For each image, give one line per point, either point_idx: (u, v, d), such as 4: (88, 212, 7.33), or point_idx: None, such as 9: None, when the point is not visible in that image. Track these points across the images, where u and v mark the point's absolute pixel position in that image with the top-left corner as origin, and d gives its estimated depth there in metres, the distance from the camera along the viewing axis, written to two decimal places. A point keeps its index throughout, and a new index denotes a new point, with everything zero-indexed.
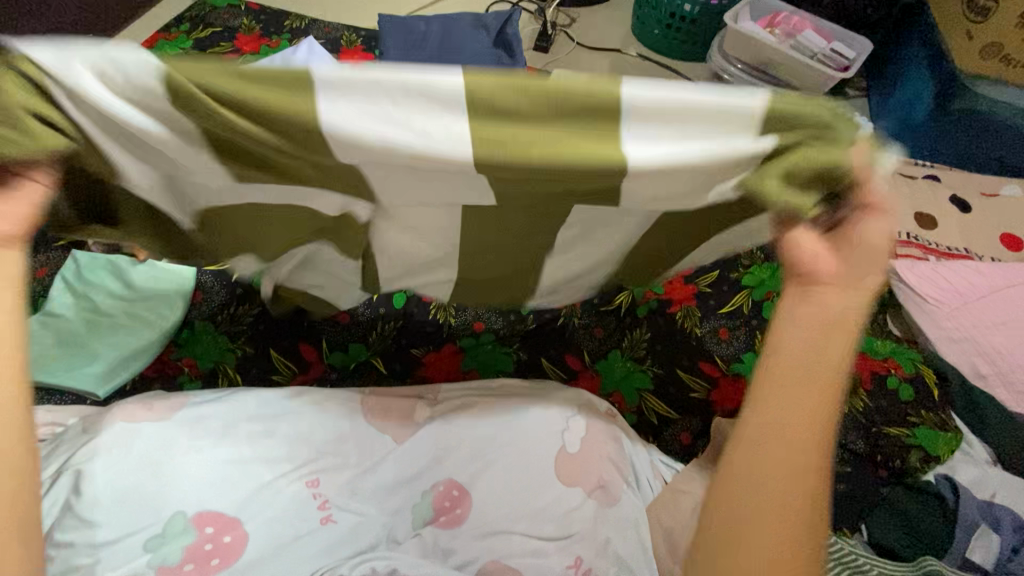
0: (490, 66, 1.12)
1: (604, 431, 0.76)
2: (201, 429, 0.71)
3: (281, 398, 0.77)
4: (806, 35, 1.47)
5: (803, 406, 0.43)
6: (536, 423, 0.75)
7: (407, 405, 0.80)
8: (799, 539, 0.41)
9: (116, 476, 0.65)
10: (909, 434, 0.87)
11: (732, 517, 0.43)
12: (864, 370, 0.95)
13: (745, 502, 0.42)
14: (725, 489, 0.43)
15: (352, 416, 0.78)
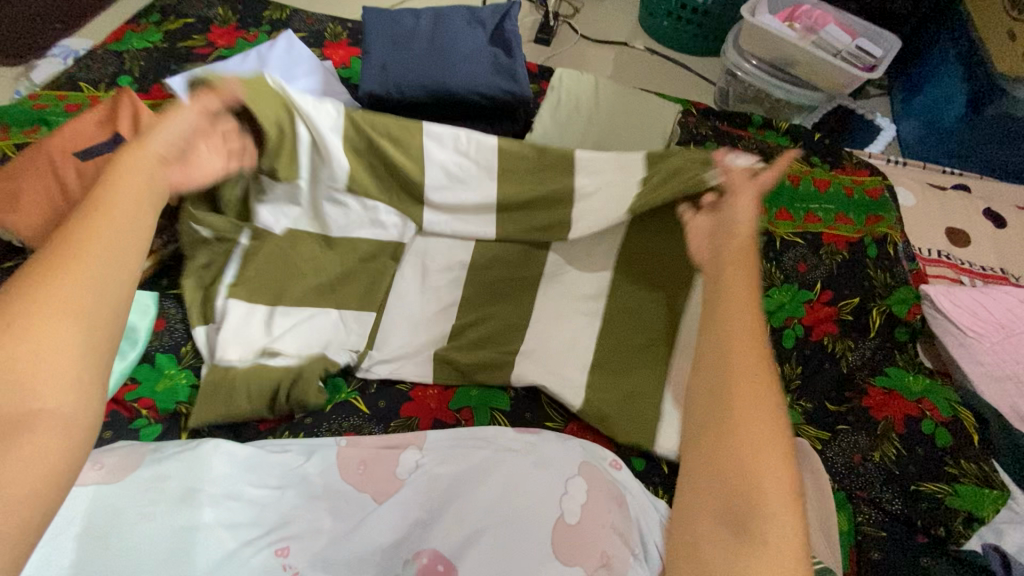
0: (486, 66, 1.02)
1: (609, 492, 0.68)
2: (159, 491, 0.62)
3: (249, 453, 0.70)
4: (828, 31, 1.36)
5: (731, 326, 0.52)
6: (532, 486, 0.66)
7: (390, 457, 0.73)
8: (789, 469, 0.45)
9: (54, 552, 0.55)
10: (949, 491, 0.78)
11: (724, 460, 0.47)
12: (895, 414, 0.87)
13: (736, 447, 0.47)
14: (698, 401, 0.51)
15: (326, 473, 0.71)
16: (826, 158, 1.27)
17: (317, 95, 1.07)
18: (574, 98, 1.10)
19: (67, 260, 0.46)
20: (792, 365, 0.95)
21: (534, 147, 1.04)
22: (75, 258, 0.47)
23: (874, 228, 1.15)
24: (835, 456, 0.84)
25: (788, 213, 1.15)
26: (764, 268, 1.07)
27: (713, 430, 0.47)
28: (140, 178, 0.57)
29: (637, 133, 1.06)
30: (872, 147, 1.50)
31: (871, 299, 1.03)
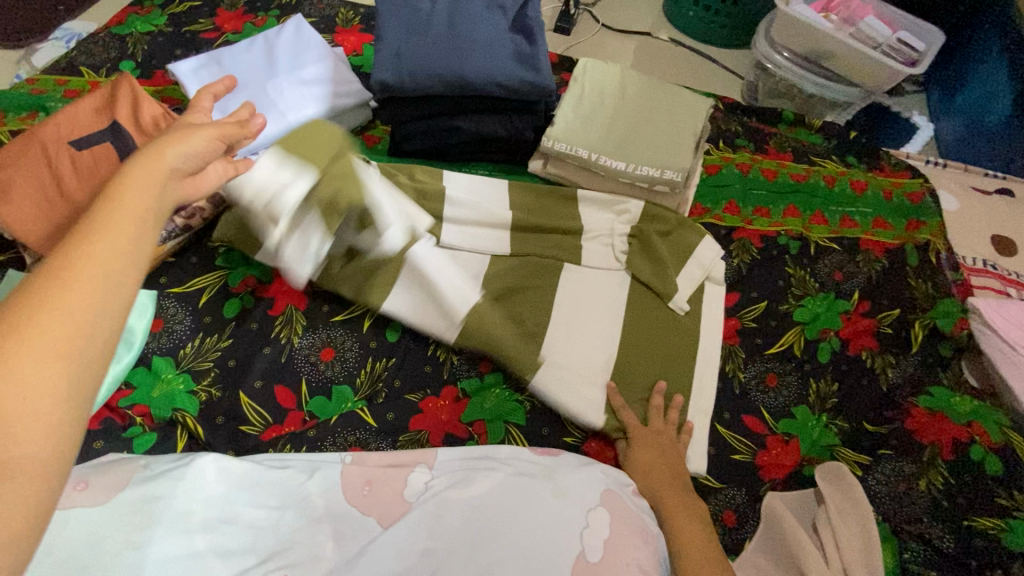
0: (507, 55, 0.95)
1: (634, 525, 0.63)
2: (146, 515, 0.57)
3: (244, 472, 0.68)
4: (868, 22, 1.28)
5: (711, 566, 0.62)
6: (549, 515, 0.61)
7: (398, 477, 0.71)
8: None
9: None
10: (1004, 527, 0.72)
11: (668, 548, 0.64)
12: (941, 439, 0.81)
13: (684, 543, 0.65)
14: None
15: (328, 493, 0.69)
16: (864, 157, 1.19)
17: (327, 84, 1.02)
18: (599, 91, 1.04)
19: (23, 336, 0.34)
20: (828, 382, 0.89)
21: (555, 142, 0.98)
22: (37, 321, 0.35)
23: (915, 235, 1.07)
24: (877, 484, 0.78)
25: (823, 216, 1.09)
26: (798, 275, 1.00)
27: None
28: (131, 224, 0.41)
29: (666, 129, 0.99)
30: (908, 147, 1.42)
31: (911, 311, 0.97)
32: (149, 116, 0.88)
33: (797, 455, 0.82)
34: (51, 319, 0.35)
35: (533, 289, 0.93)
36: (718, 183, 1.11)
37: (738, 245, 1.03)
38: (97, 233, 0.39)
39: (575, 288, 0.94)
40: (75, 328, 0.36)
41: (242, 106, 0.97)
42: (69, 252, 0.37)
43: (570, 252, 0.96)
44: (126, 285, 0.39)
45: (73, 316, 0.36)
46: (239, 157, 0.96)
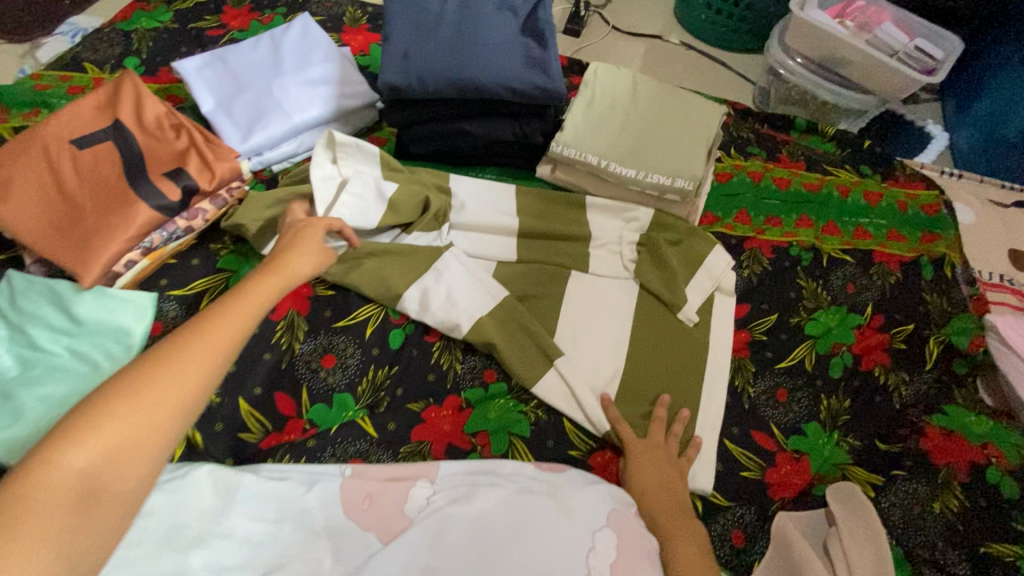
0: (517, 58, 0.93)
1: (639, 548, 0.61)
2: (140, 533, 0.59)
3: (240, 485, 0.67)
4: (885, 29, 1.25)
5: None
6: (552, 536, 0.59)
7: (399, 491, 0.69)
8: None
9: None
10: (1019, 553, 0.71)
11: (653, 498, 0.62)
12: (957, 461, 0.78)
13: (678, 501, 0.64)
14: None
15: (327, 507, 0.68)
16: (878, 166, 1.17)
17: (333, 84, 1.00)
18: (610, 95, 1.02)
19: (157, 384, 0.46)
20: (839, 398, 0.87)
21: (564, 147, 0.96)
22: (156, 383, 0.46)
23: (930, 247, 1.05)
24: (891, 506, 0.76)
25: (836, 227, 1.06)
26: (810, 288, 0.98)
27: None
28: (256, 307, 0.55)
29: (677, 135, 0.97)
30: (922, 157, 1.40)
31: (926, 326, 0.94)
32: (152, 115, 0.87)
33: (807, 474, 0.80)
34: (169, 381, 0.46)
35: (540, 299, 0.91)
36: (729, 191, 1.09)
37: (749, 255, 1.01)
38: (219, 319, 0.52)
39: (583, 296, 0.92)
40: (179, 391, 0.46)
41: (247, 105, 0.96)
42: (190, 333, 0.50)
43: (578, 260, 0.95)
44: (227, 363, 0.51)
45: (181, 383, 0.47)
46: (243, 158, 0.94)
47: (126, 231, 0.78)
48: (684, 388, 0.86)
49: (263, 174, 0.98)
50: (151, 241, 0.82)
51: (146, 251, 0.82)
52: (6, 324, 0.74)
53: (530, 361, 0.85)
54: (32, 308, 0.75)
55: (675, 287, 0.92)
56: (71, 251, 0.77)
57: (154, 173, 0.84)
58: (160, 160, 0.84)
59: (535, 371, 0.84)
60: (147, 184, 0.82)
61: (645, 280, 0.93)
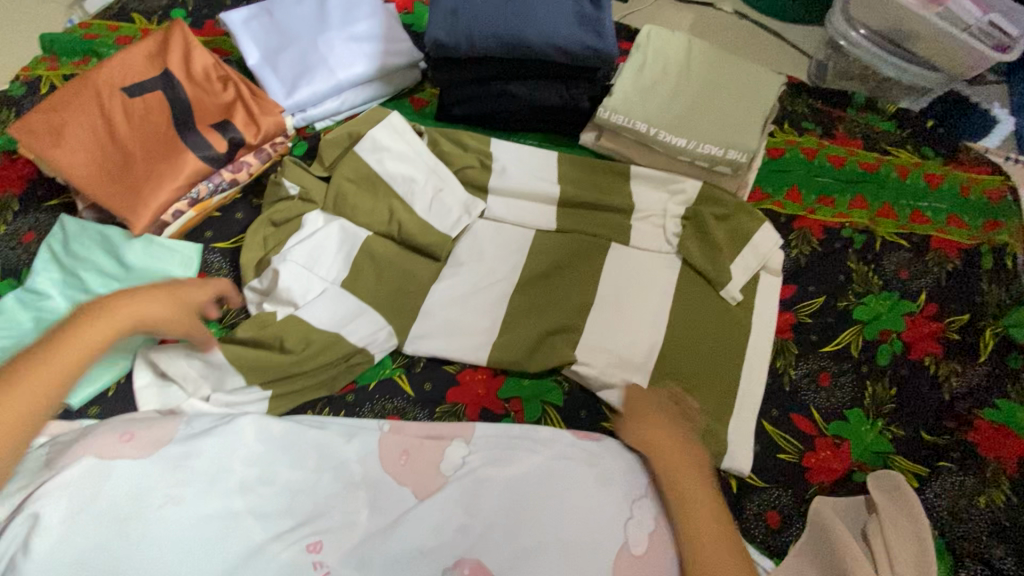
0: (569, 19, 0.90)
1: (679, 521, 0.62)
2: (188, 471, 0.60)
3: (282, 435, 0.68)
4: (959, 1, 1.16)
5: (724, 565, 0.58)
6: (591, 504, 0.60)
7: (434, 447, 0.70)
8: None
9: (75, 533, 0.53)
10: None
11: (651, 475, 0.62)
12: (1008, 455, 0.76)
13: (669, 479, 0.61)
14: None
15: (366, 460, 0.68)
16: (941, 148, 1.10)
17: (378, 41, 0.98)
18: (663, 61, 0.98)
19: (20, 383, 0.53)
20: (885, 386, 0.84)
21: (611, 113, 0.93)
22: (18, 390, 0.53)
23: (993, 235, 0.99)
24: (935, 497, 0.74)
25: (891, 210, 1.01)
26: (860, 271, 0.94)
27: None
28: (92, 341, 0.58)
29: (732, 106, 0.93)
30: (985, 141, 1.27)
31: (982, 317, 0.90)
32: (200, 66, 0.86)
33: (847, 461, 0.78)
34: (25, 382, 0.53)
35: (576, 268, 0.89)
36: (781, 168, 1.04)
37: (798, 236, 0.97)
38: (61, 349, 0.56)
39: (623, 268, 0.90)
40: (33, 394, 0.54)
41: (291, 60, 0.95)
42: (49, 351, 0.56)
43: (617, 230, 0.92)
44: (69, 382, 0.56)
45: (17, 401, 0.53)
46: (287, 114, 0.94)
47: (174, 181, 0.79)
48: (724, 367, 0.83)
49: (306, 132, 0.98)
50: (198, 192, 0.83)
51: (193, 202, 0.83)
52: (60, 267, 0.77)
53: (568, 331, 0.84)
54: (83, 252, 0.77)
55: (718, 266, 0.89)
56: (121, 198, 0.78)
57: (202, 124, 0.84)
58: (207, 111, 0.84)
59: (574, 340, 0.84)
60: (195, 135, 0.82)
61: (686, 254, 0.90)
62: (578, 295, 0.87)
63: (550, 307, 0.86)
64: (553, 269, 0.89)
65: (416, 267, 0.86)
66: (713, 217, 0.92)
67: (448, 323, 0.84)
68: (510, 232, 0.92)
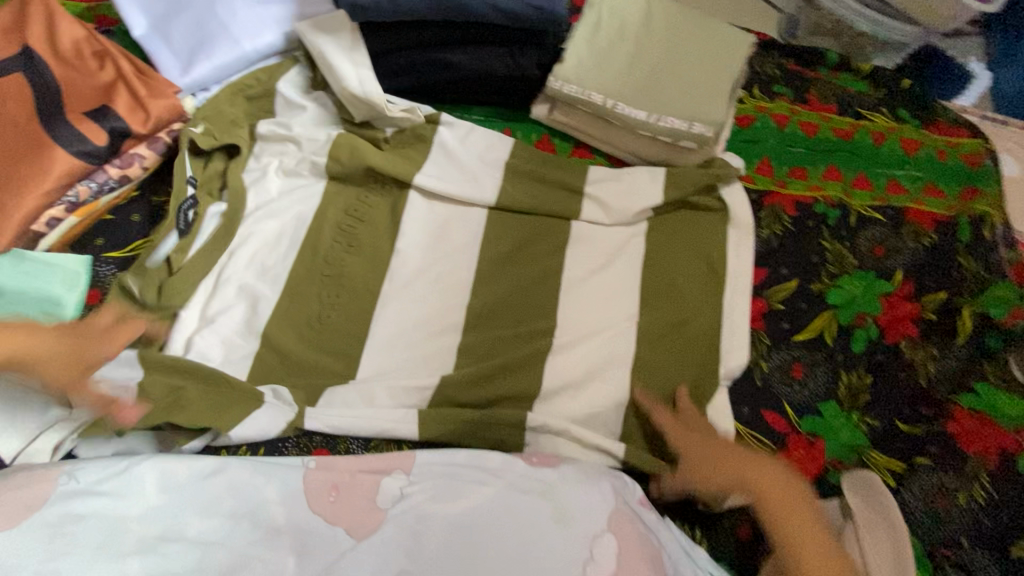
0: None
1: (644, 555, 0.55)
2: (70, 540, 0.51)
3: (191, 477, 0.58)
4: None
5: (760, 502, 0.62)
6: (542, 546, 0.54)
7: (368, 483, 0.61)
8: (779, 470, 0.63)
9: None
10: None
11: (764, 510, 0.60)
12: (989, 448, 0.71)
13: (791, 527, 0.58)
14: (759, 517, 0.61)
15: (288, 502, 0.59)
16: (918, 110, 1.03)
17: (289, 4, 0.86)
18: (619, 22, 0.87)
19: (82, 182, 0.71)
20: (860, 375, 0.79)
21: (563, 84, 0.83)
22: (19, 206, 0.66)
23: (971, 205, 0.93)
24: (912, 499, 0.69)
25: (867, 180, 0.95)
26: (834, 250, 0.88)
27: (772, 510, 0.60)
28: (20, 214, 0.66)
29: (695, 70, 0.84)
30: (961, 99, 1.20)
31: (959, 295, 0.85)
32: (68, 39, 0.74)
33: (821, 459, 0.74)
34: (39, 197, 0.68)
35: (532, 265, 0.80)
36: (750, 138, 0.97)
37: (769, 214, 0.90)
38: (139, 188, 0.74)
39: (582, 259, 0.81)
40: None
41: (187, 28, 0.82)
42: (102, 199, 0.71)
43: (573, 209, 0.83)
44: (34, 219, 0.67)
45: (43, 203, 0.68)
46: (185, 93, 0.81)
47: (44, 183, 0.68)
48: (697, 368, 0.74)
49: None
50: (77, 194, 0.71)
51: (73, 207, 0.71)
52: None
53: (536, 337, 0.75)
54: None
55: (700, 256, 0.81)
56: None
57: (74, 112, 0.72)
58: (80, 95, 0.72)
59: (543, 348, 0.74)
60: (65, 127, 0.70)
61: (650, 254, 0.82)
62: (544, 294, 0.78)
63: (513, 313, 0.77)
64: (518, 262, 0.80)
65: (348, 270, 0.77)
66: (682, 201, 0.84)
67: (385, 333, 0.74)
68: (455, 224, 0.82)
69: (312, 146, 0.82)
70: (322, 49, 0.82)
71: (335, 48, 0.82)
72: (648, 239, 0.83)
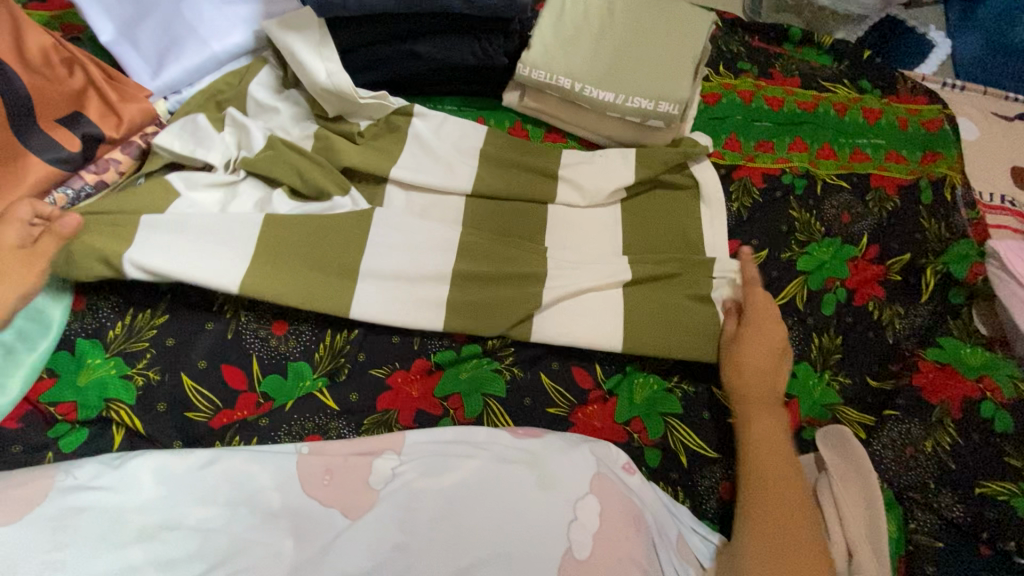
0: None
1: (626, 515, 0.59)
2: (71, 532, 0.53)
3: (188, 470, 0.60)
4: None
5: (778, 464, 0.65)
6: (529, 510, 0.57)
7: (360, 465, 0.62)
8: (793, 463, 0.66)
9: None
10: (1014, 492, 0.68)
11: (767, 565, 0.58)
12: (951, 396, 0.74)
13: (769, 507, 0.62)
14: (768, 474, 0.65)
15: (284, 487, 0.60)
16: (878, 80, 1.06)
17: (256, 4, 0.87)
18: (583, 6, 0.90)
19: None
20: (831, 336, 0.82)
21: (532, 69, 0.85)
22: None
23: (932, 168, 0.97)
24: (882, 448, 0.73)
25: (831, 150, 0.98)
26: (802, 219, 0.90)
27: (768, 484, 0.64)
28: None
29: (659, 50, 0.86)
30: (921, 68, 1.22)
31: (923, 255, 0.88)
32: (35, 48, 0.75)
33: (797, 418, 0.77)
34: None
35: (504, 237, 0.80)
36: (718, 114, 0.99)
37: (739, 187, 0.92)
38: None
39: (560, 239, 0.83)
40: None
41: (155, 33, 0.83)
42: None
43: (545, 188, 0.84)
44: None
45: None
46: (157, 97, 0.82)
47: (18, 191, 0.70)
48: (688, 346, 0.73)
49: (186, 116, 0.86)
50: (53, 201, 0.72)
51: (51, 213, 0.72)
52: None
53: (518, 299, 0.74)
54: None
55: (682, 235, 0.83)
56: None
57: (46, 119, 0.73)
58: (51, 102, 0.74)
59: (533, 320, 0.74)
60: (38, 135, 0.72)
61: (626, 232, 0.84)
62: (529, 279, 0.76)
63: (498, 292, 0.74)
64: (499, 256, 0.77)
65: None
66: (657, 181, 0.87)
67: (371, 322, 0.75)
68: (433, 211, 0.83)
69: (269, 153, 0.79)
70: (294, 47, 0.82)
71: (307, 44, 0.83)
72: (628, 219, 0.85)
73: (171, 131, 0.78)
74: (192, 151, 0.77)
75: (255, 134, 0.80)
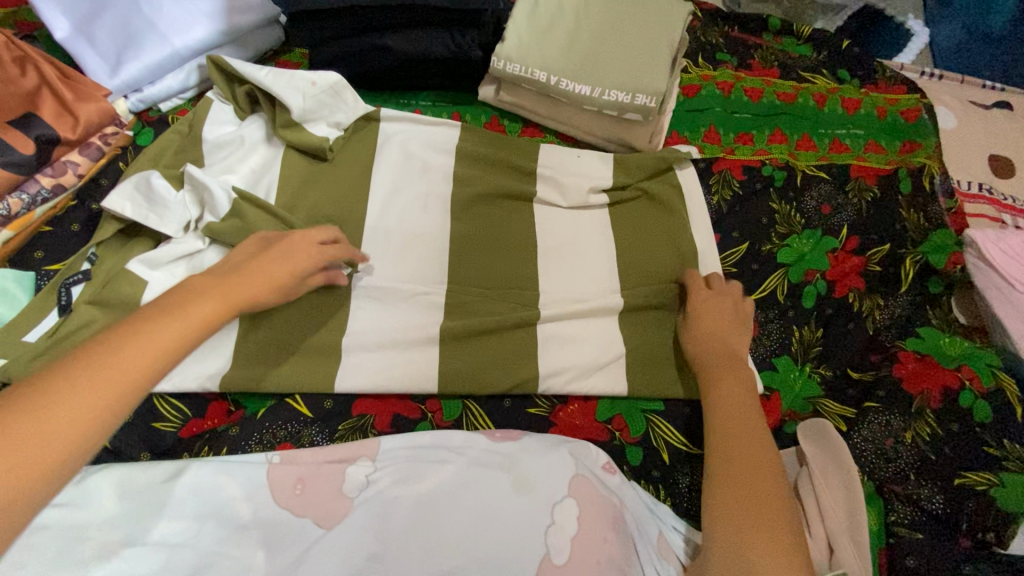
0: None
1: (604, 517, 0.58)
2: (28, 549, 0.51)
3: (153, 484, 0.58)
4: None
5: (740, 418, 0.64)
6: (505, 515, 0.56)
7: (333, 473, 0.61)
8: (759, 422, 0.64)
9: None
10: (994, 482, 0.68)
11: (744, 514, 0.56)
12: (931, 387, 0.74)
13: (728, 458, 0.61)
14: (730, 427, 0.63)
15: (253, 498, 0.59)
16: (856, 69, 1.06)
17: None
18: None
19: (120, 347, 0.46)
20: (812, 329, 0.82)
21: (507, 63, 0.83)
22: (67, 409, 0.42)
23: (910, 158, 0.97)
24: (863, 441, 0.73)
25: (811, 141, 0.97)
26: (783, 211, 0.90)
27: (731, 437, 0.62)
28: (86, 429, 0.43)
29: (636, 42, 0.85)
30: (899, 57, 1.22)
31: (902, 245, 0.88)
32: None
33: (778, 412, 0.77)
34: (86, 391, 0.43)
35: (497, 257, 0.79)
36: (697, 106, 0.98)
37: (719, 180, 0.92)
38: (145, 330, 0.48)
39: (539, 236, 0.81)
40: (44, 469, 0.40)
41: (113, 29, 0.80)
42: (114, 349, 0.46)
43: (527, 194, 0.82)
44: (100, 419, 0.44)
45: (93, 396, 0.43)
46: (117, 96, 0.79)
47: None
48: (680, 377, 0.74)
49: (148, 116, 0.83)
50: (9, 206, 0.70)
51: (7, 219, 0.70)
52: None
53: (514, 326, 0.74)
54: None
55: (673, 252, 0.81)
56: None
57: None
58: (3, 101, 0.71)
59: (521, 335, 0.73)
60: None
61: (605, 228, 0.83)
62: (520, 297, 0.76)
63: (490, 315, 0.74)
64: (499, 281, 0.77)
65: None
66: (644, 190, 0.85)
67: None
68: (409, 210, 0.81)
69: (234, 221, 0.71)
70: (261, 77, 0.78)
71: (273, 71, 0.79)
72: (615, 229, 0.83)
73: (123, 192, 0.70)
74: (147, 218, 0.70)
75: (216, 194, 0.72)
